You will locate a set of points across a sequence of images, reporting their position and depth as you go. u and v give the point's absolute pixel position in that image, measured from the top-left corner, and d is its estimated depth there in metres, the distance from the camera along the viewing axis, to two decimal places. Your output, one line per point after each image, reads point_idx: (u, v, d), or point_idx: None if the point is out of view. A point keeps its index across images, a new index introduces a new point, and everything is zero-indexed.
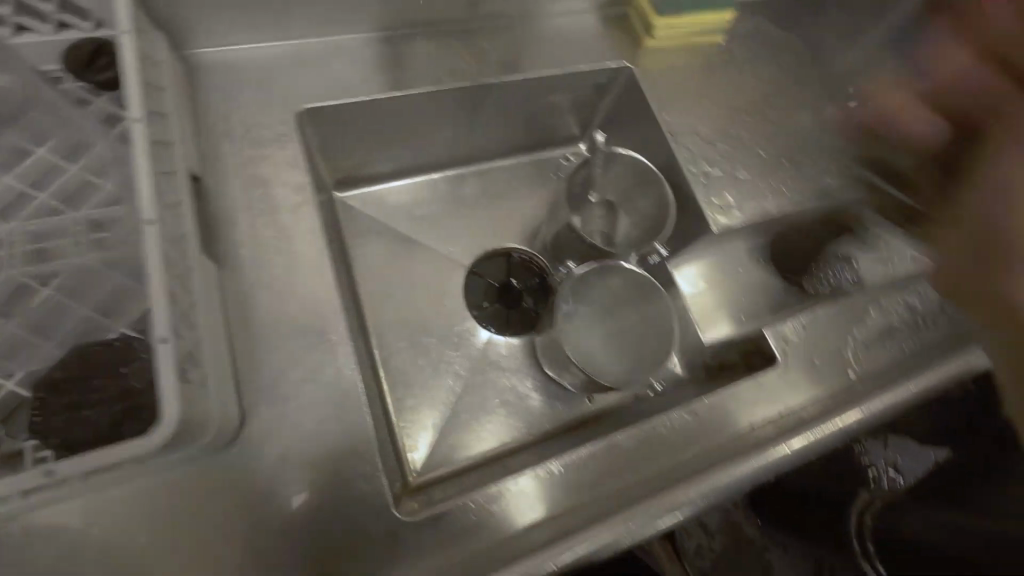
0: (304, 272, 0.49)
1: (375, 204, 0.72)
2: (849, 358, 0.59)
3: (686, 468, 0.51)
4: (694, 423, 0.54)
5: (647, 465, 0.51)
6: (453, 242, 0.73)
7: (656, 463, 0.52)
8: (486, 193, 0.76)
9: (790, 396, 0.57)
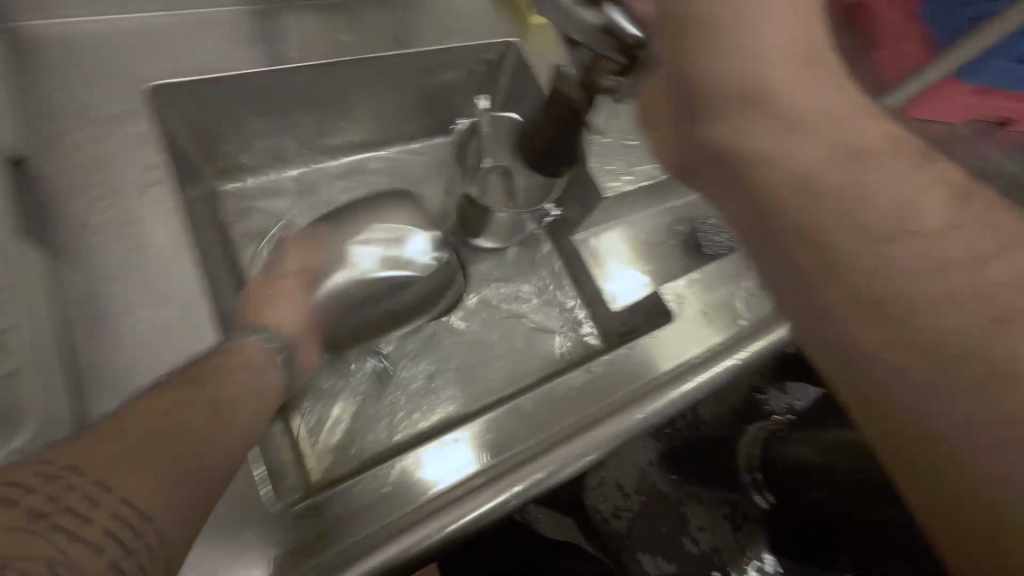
0: (155, 258, 0.44)
1: (258, 194, 0.66)
2: (736, 306, 0.62)
3: (589, 418, 0.52)
4: (594, 379, 0.55)
5: (558, 420, 0.53)
6: None
7: (562, 420, 0.53)
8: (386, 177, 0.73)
9: (687, 348, 0.58)
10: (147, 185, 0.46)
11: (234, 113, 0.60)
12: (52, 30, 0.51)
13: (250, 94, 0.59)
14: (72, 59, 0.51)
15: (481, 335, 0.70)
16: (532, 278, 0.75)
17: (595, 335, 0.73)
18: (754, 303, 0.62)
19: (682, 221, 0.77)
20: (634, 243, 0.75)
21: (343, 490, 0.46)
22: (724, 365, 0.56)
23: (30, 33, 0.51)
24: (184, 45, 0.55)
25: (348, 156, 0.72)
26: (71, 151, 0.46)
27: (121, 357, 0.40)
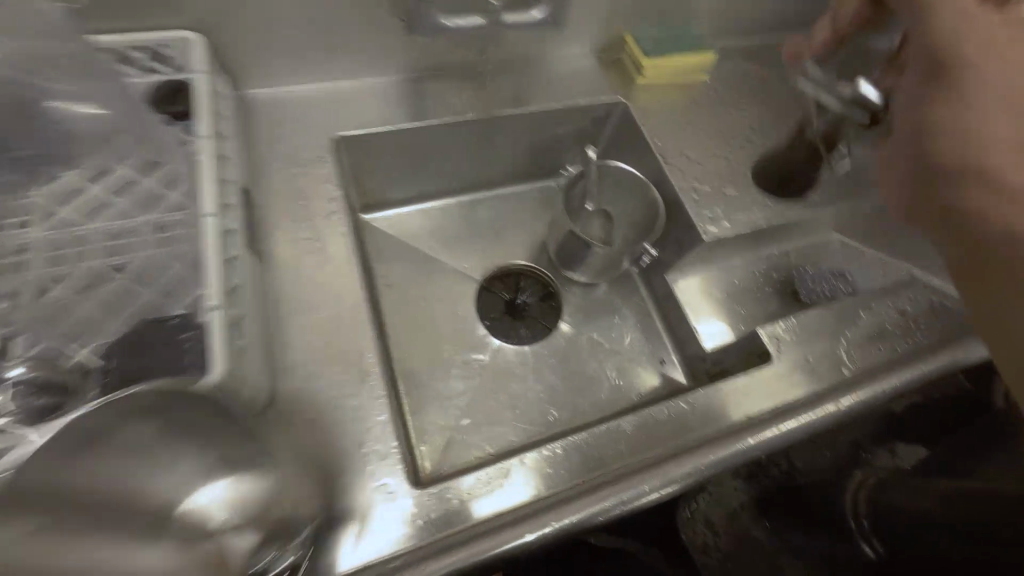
0: (334, 271, 0.55)
1: (390, 226, 0.78)
2: (840, 355, 0.62)
3: (683, 443, 0.54)
4: (691, 410, 0.56)
5: (654, 444, 0.54)
6: (466, 260, 0.80)
7: (660, 446, 0.54)
8: (499, 215, 0.83)
9: (788, 390, 0.59)
10: (332, 214, 0.59)
11: (383, 156, 0.72)
12: (273, 93, 0.67)
13: (400, 141, 0.71)
14: (274, 116, 0.66)
15: (573, 362, 0.75)
16: (623, 313, 0.79)
17: (683, 373, 0.75)
18: (857, 355, 0.62)
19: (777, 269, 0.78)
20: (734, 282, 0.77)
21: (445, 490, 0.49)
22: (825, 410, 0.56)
23: (250, 96, 0.66)
24: (359, 107, 0.69)
25: (468, 196, 0.83)
26: (280, 186, 0.60)
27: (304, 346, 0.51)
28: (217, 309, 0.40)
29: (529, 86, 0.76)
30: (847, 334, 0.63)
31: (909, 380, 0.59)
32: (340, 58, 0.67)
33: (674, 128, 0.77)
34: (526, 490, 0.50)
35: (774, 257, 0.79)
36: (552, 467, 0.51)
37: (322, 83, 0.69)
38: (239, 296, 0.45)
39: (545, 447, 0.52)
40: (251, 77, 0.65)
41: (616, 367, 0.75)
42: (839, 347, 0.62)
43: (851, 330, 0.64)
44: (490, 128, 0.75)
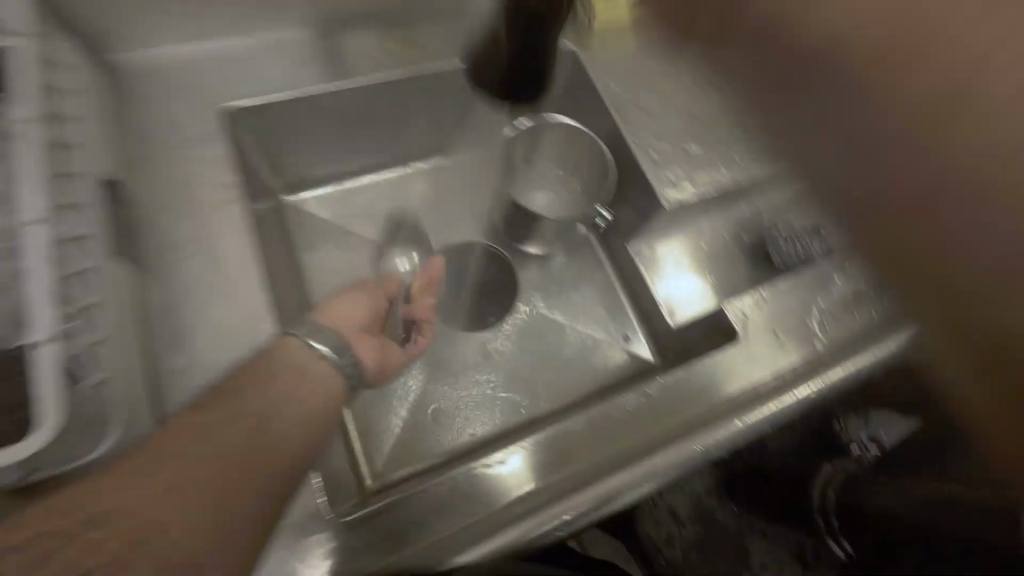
0: (234, 271, 0.48)
1: (319, 206, 0.70)
2: (810, 328, 0.58)
3: (643, 444, 0.51)
4: (647, 404, 0.53)
5: (609, 442, 0.52)
6: (406, 242, 0.71)
7: (617, 445, 0.51)
8: (446, 191, 0.74)
9: (755, 369, 0.55)
10: (226, 202, 0.50)
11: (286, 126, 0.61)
12: (145, 55, 0.56)
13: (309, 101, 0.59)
14: (119, 84, 0.54)
15: (528, 347, 0.69)
16: (583, 288, 0.73)
17: (649, 350, 0.70)
18: (830, 325, 0.58)
19: (743, 234, 0.68)
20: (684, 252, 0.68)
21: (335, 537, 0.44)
22: (779, 387, 0.54)
23: (110, 60, 0.55)
24: (253, 68, 0.59)
25: (403, 167, 0.73)
26: (159, 171, 0.50)
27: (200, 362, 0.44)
28: (49, 345, 0.32)
29: (454, 36, 0.66)
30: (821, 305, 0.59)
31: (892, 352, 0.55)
32: (221, 13, 0.56)
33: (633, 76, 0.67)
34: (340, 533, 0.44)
35: (750, 214, 0.69)
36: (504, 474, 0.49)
37: (199, 42, 0.58)
38: (97, 316, 0.37)
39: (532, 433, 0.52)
40: (105, 35, 0.53)
41: (582, 347, 0.70)
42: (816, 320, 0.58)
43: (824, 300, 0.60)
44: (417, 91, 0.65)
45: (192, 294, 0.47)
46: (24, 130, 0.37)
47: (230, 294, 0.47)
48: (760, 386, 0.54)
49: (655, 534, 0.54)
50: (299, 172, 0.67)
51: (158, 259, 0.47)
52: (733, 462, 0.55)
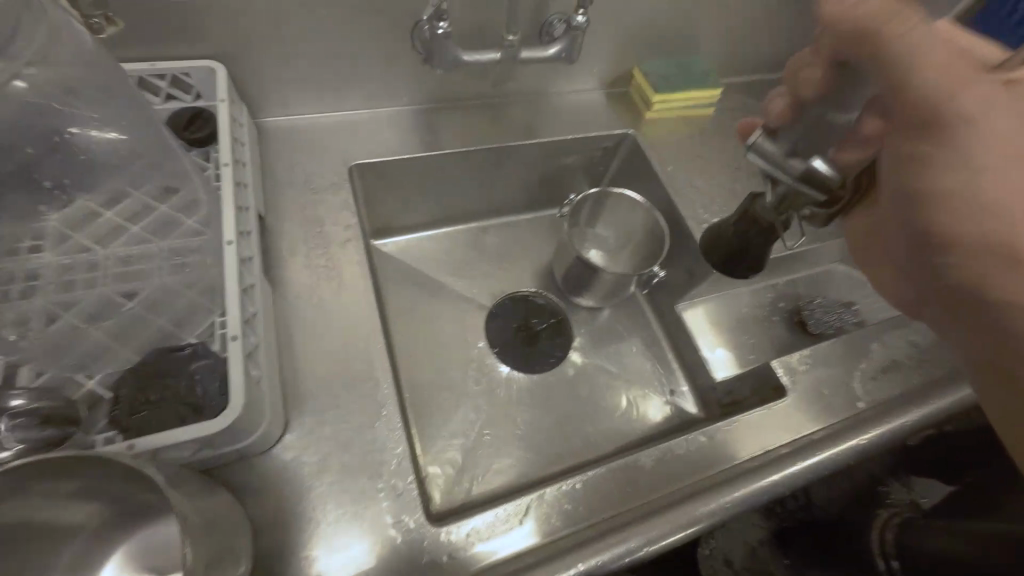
0: (348, 297, 0.54)
1: (401, 249, 0.79)
2: (855, 387, 0.62)
3: (708, 483, 0.53)
4: (712, 444, 0.56)
5: (672, 478, 0.53)
6: (474, 287, 0.79)
7: (681, 482, 0.53)
8: (510, 245, 0.83)
9: (806, 422, 0.59)
10: (347, 240, 0.58)
11: (389, 180, 0.71)
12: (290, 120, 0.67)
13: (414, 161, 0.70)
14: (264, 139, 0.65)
15: (582, 391, 0.74)
16: (631, 340, 0.79)
17: (693, 404, 0.74)
18: (874, 386, 0.62)
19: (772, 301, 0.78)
20: (720, 311, 0.77)
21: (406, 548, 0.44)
22: (836, 439, 0.57)
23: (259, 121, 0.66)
24: (371, 133, 0.70)
25: (477, 222, 0.83)
26: (293, 210, 0.59)
27: (317, 373, 0.49)
28: (236, 340, 0.40)
29: (536, 119, 0.78)
30: (864, 367, 0.64)
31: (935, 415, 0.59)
32: (354, 90, 0.68)
33: (684, 161, 0.78)
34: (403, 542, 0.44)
35: (783, 285, 0.79)
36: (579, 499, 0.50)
37: (329, 110, 0.69)
38: (254, 325, 0.44)
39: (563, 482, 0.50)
40: (260, 100, 0.65)
41: (632, 394, 0.74)
42: (861, 380, 0.63)
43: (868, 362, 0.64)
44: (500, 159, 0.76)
45: (311, 313, 0.53)
46: (223, 171, 0.49)
47: (345, 316, 0.53)
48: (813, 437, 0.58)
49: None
50: (389, 220, 0.77)
51: (285, 282, 0.54)
52: (785, 512, 0.58)
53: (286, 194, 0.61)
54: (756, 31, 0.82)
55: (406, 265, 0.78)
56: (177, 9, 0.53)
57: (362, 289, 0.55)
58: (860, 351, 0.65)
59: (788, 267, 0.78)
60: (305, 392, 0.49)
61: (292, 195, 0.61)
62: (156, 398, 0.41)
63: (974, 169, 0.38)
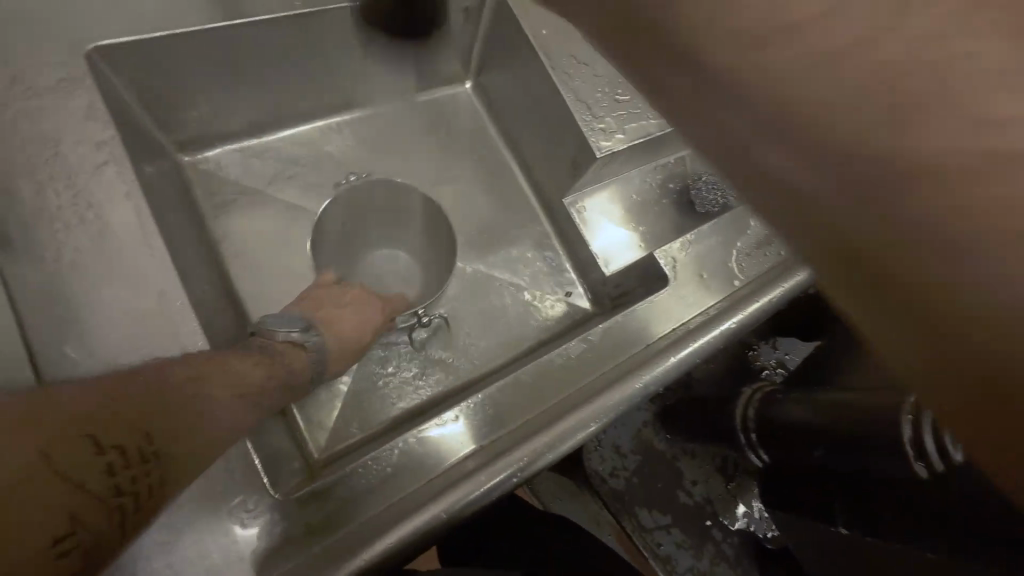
0: (124, 249, 0.41)
1: (231, 165, 0.61)
2: (732, 267, 0.62)
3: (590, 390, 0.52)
4: (591, 347, 0.54)
5: (554, 392, 0.52)
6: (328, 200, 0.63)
7: (568, 387, 0.52)
8: (371, 140, 0.67)
9: (685, 310, 0.58)
10: (104, 164, 0.42)
11: (162, 66, 0.50)
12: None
13: (191, 31, 0.49)
14: None
15: (471, 303, 0.66)
16: (521, 241, 0.71)
17: (587, 299, 0.71)
18: (753, 265, 0.62)
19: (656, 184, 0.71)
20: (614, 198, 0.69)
21: (341, 477, 0.45)
22: (706, 323, 0.57)
23: None
24: None
25: (324, 120, 0.66)
26: (11, 135, 0.41)
27: (91, 359, 0.38)
28: None
29: None
30: (742, 246, 0.63)
31: (805, 284, 0.61)
32: None
33: None
34: (273, 504, 0.41)
35: (673, 163, 0.72)
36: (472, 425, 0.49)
37: None
38: None
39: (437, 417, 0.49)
40: None
41: (530, 300, 0.69)
42: (739, 259, 0.63)
43: (747, 241, 0.64)
44: (346, 36, 0.59)
45: (79, 281, 0.39)
46: None
47: (122, 272, 0.40)
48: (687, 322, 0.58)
49: (602, 472, 0.59)
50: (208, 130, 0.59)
51: (23, 236, 0.39)
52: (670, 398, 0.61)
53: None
54: None
55: (237, 180, 0.60)
56: None
57: (139, 237, 0.41)
58: (740, 229, 0.64)
59: (687, 137, 0.71)
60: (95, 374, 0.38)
61: (9, 103, 0.42)
62: None
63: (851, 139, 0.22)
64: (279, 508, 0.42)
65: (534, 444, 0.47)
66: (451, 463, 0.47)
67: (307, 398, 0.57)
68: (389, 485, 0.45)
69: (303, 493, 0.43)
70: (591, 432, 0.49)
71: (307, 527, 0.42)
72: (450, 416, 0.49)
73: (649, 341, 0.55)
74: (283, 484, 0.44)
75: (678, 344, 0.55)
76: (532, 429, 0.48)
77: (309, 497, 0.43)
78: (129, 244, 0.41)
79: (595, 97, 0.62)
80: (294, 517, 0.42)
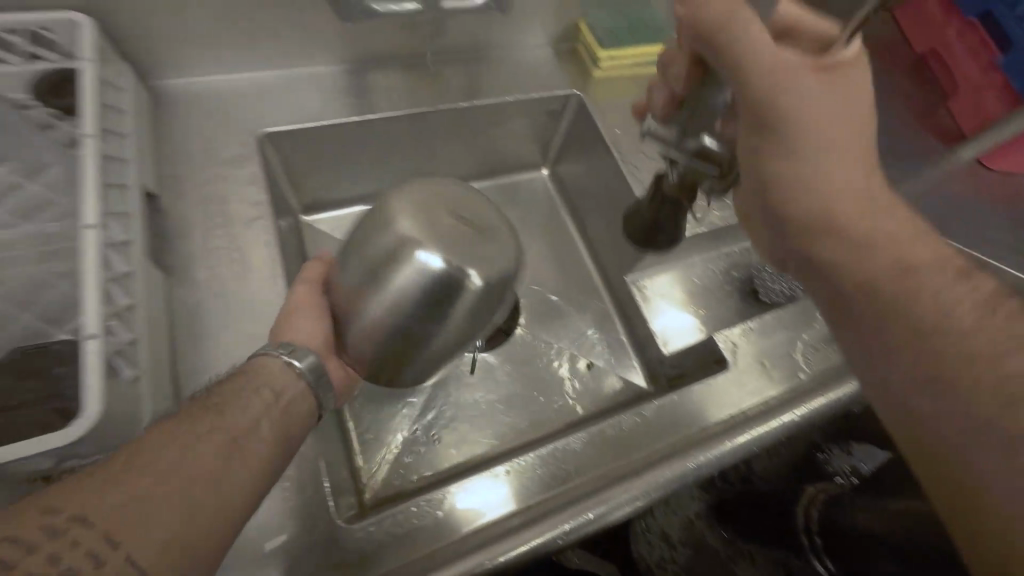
0: (254, 287, 0.50)
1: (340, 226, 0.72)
2: (796, 359, 0.61)
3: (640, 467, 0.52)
4: (645, 423, 0.54)
5: (603, 463, 0.52)
6: None
7: (621, 459, 0.52)
8: None
9: (744, 397, 0.57)
10: (254, 219, 0.53)
11: (305, 148, 0.64)
12: (208, 84, 0.60)
13: (332, 124, 0.62)
14: (157, 112, 0.57)
15: (529, 367, 0.69)
16: (582, 314, 0.75)
17: (643, 377, 0.71)
18: (819, 360, 0.61)
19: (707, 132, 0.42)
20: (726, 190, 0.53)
21: (392, 514, 0.47)
22: (767, 412, 0.55)
23: (157, 86, 0.58)
24: (292, 97, 0.62)
25: None
26: (194, 188, 0.54)
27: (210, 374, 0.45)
28: (95, 339, 0.35)
29: (476, 78, 0.71)
30: (808, 339, 0.62)
31: None
32: (275, 52, 0.61)
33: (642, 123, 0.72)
34: (331, 529, 0.45)
35: (737, 253, 0.74)
36: (519, 483, 0.50)
37: (245, 75, 0.61)
38: (132, 318, 0.40)
39: (491, 469, 0.50)
40: (158, 62, 0.56)
41: (586, 371, 0.70)
42: (804, 352, 0.61)
43: (814, 334, 0.63)
44: (449, 131, 0.71)
45: (216, 309, 0.48)
46: (88, 143, 0.42)
47: (249, 306, 0.49)
48: (745, 409, 0.56)
49: (648, 562, 0.56)
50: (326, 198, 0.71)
51: (183, 269, 0.49)
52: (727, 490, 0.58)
53: (189, 168, 0.55)
54: None
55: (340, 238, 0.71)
56: None
57: (266, 278, 0.50)
58: (806, 322, 0.64)
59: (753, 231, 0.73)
60: (210, 386, 0.45)
61: (195, 169, 0.55)
62: (13, 404, 0.37)
63: (862, 244, 0.41)
64: (336, 536, 0.45)
65: (579, 511, 0.47)
66: (495, 518, 0.48)
67: (369, 439, 0.61)
68: (434, 533, 0.46)
69: (356, 527, 0.45)
70: (636, 508, 0.48)
71: (356, 559, 0.44)
72: (503, 468, 0.50)
73: (703, 424, 0.55)
74: (342, 519, 0.46)
75: (735, 430, 0.53)
76: (578, 495, 0.49)
77: (364, 529, 0.45)
78: (257, 284, 0.50)
79: None
80: (344, 547, 0.44)
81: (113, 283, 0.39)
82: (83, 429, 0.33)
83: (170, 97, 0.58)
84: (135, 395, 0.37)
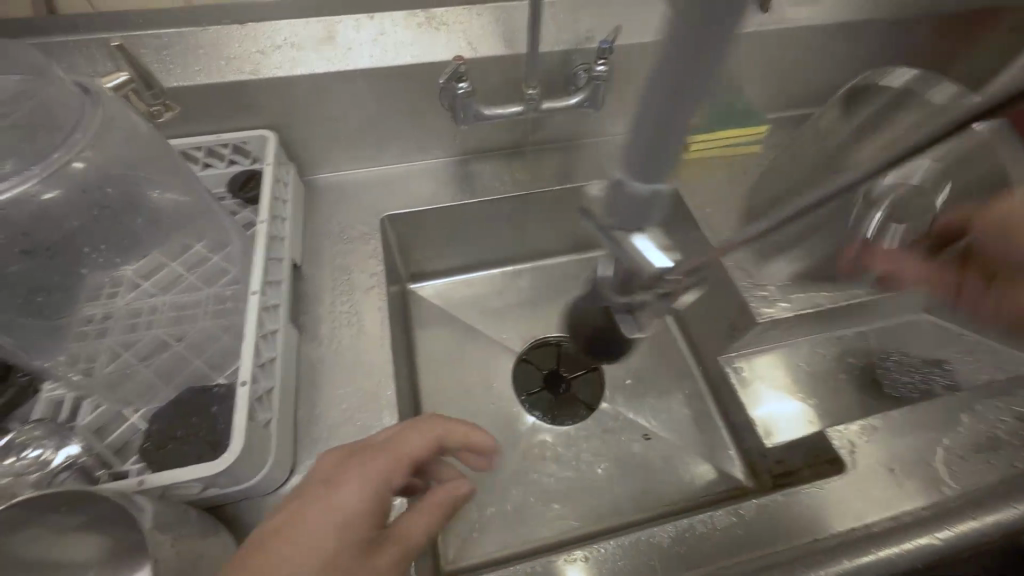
0: (365, 349, 0.56)
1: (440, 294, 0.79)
2: (937, 469, 0.51)
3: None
4: (742, 523, 0.49)
5: (691, 564, 0.47)
6: (504, 331, 0.76)
7: (714, 561, 0.47)
8: (545, 286, 0.81)
9: (866, 509, 0.49)
10: (371, 288, 0.61)
11: (417, 228, 0.73)
12: (347, 177, 0.73)
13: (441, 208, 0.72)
14: (308, 199, 0.70)
15: (614, 445, 0.66)
16: (671, 394, 0.71)
17: (741, 469, 0.65)
18: (968, 472, 0.51)
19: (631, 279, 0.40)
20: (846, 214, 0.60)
21: None
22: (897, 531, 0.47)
23: (310, 180, 0.72)
24: (411, 185, 0.73)
25: (512, 266, 0.82)
26: (328, 261, 0.64)
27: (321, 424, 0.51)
28: (245, 385, 0.43)
29: (570, 165, 0.77)
30: (952, 444, 0.53)
31: None
32: (402, 151, 0.73)
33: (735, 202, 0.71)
34: None
35: (853, 338, 0.67)
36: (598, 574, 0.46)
37: (376, 170, 0.74)
38: (271, 370, 0.47)
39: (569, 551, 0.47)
40: (314, 162, 0.70)
41: (676, 457, 0.66)
42: (947, 460, 0.52)
43: (960, 439, 0.53)
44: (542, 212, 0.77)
45: (333, 365, 0.55)
46: (260, 228, 0.53)
47: (359, 366, 0.55)
48: (867, 523, 0.49)
49: None
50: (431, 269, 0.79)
51: (312, 329, 0.58)
52: None
53: (326, 245, 0.66)
54: (814, 66, 0.75)
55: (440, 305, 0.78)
56: (234, 88, 0.58)
57: (375, 341, 0.57)
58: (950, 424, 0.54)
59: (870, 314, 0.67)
60: (321, 435, 0.51)
61: (330, 245, 0.66)
62: (177, 435, 0.45)
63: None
64: None
65: None
66: None
67: None
68: None
69: None
70: None
71: None
72: (582, 554, 0.47)
73: (813, 533, 0.48)
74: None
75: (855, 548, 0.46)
76: None
77: None
78: (368, 346, 0.57)
79: (760, 270, 0.65)
80: None
81: (262, 339, 0.48)
82: (227, 460, 0.40)
83: (318, 188, 0.71)
84: (264, 436, 0.44)
